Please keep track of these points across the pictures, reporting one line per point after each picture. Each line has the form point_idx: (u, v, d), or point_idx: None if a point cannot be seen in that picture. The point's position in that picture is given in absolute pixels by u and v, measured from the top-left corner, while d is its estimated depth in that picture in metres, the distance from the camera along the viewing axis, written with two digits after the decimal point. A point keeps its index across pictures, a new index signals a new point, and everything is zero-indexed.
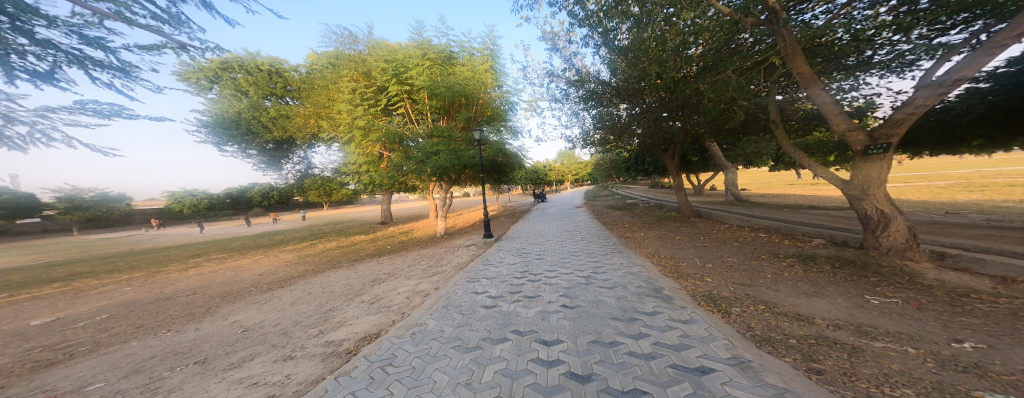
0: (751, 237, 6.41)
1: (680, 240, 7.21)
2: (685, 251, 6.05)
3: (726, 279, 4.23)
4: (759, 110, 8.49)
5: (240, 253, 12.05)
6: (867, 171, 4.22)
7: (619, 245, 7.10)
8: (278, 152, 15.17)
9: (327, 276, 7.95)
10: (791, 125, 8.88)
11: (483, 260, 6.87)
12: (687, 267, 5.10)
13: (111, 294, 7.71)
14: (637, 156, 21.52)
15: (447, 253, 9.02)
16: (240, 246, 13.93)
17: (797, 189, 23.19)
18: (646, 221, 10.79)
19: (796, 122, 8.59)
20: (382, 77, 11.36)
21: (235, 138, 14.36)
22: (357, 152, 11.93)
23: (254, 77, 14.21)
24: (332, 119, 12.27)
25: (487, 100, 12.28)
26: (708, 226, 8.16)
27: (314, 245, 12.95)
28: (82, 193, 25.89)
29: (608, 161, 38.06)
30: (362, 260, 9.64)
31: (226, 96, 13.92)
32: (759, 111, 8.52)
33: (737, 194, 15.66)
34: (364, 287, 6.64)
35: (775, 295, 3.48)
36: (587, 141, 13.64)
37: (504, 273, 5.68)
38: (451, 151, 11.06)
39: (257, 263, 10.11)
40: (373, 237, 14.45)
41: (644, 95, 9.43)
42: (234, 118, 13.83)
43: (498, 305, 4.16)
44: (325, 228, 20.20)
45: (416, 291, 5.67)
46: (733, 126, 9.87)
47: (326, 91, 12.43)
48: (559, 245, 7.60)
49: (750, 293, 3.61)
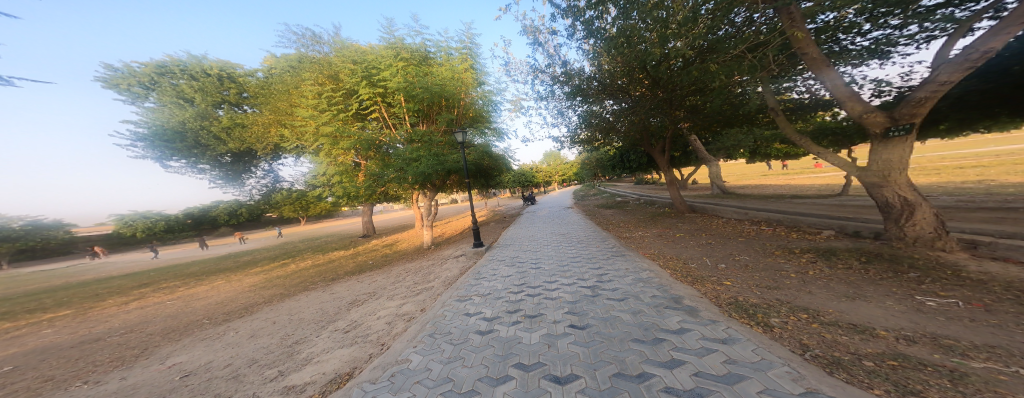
0: (754, 230, 6.09)
1: (681, 238, 6.81)
2: (692, 251, 5.62)
3: (750, 284, 3.79)
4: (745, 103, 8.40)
5: (198, 280, 10.64)
6: (888, 156, 3.91)
7: (619, 247, 6.61)
8: (237, 166, 13.52)
9: (296, 301, 6.95)
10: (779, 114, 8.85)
11: (473, 274, 6.18)
12: (700, 268, 4.66)
13: (25, 339, 6.36)
14: (621, 154, 21.43)
15: (433, 267, 8.22)
16: (199, 271, 12.42)
17: (773, 179, 23.94)
18: (640, 219, 10.42)
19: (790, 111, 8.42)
20: (350, 80, 10.47)
21: (182, 151, 12.59)
22: (328, 161, 10.90)
23: (203, 83, 12.69)
24: (295, 126, 11.12)
25: (468, 101, 11.68)
26: (705, 221, 7.83)
27: (286, 265, 11.71)
28: (10, 222, 22.94)
29: (591, 161, 38.26)
30: (338, 280, 8.66)
31: (168, 104, 12.24)
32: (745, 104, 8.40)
33: (723, 187, 15.70)
34: (339, 312, 5.75)
35: (813, 300, 3.05)
36: (573, 140, 13.24)
37: (498, 288, 5.04)
38: (432, 156, 10.32)
39: (216, 290, 8.87)
40: (353, 253, 13.37)
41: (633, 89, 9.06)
42: (178, 129, 12.13)
43: (495, 331, 3.51)
44: (299, 245, 18.72)
45: (398, 315, 4.89)
46: (718, 119, 9.79)
47: (289, 96, 11.31)
48: (556, 251, 7.03)
49: (785, 300, 3.17)
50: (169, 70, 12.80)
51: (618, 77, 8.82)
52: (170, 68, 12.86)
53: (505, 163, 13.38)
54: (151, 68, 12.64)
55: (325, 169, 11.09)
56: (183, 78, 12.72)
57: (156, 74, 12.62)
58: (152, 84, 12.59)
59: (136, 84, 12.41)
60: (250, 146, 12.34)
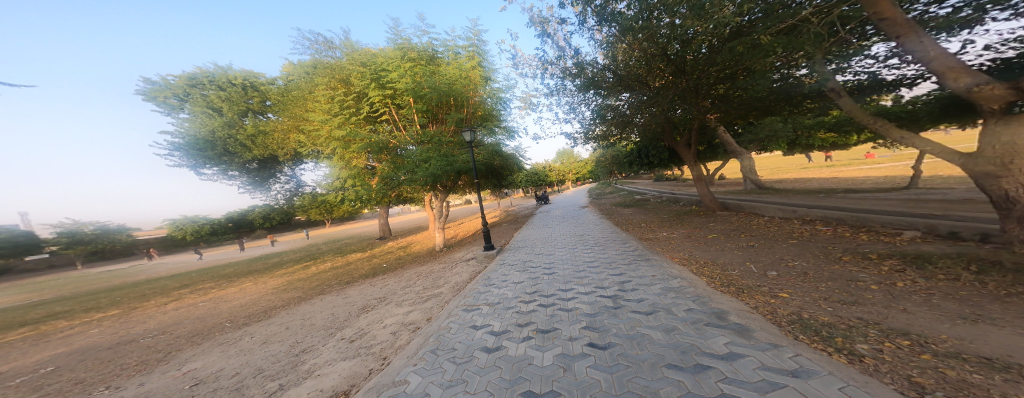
0: (806, 230, 5.22)
1: (714, 239, 6.04)
2: (729, 254, 4.91)
3: (815, 299, 3.09)
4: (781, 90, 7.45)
5: (229, 281, 11.13)
6: (1012, 137, 3.06)
7: (643, 250, 5.98)
8: (263, 172, 14.06)
9: (312, 305, 6.89)
10: (819, 98, 7.86)
11: (484, 280, 5.78)
12: (743, 276, 3.97)
13: (73, 339, 6.74)
14: (641, 149, 20.32)
15: (445, 270, 7.94)
16: (231, 273, 13.03)
17: (814, 172, 21.86)
18: (664, 218, 9.62)
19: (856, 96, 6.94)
20: (361, 83, 10.53)
21: (212, 159, 13.21)
22: (341, 166, 11.04)
23: (229, 93, 13.33)
24: (310, 132, 11.36)
25: (479, 100, 11.46)
26: (740, 220, 6.99)
27: (308, 267, 12.01)
28: (82, 226, 25.74)
29: (610, 158, 36.98)
30: (354, 283, 8.64)
31: (199, 114, 12.90)
32: (782, 90, 7.43)
33: (757, 182, 14.36)
34: (349, 318, 5.55)
35: (923, 327, 2.38)
36: (588, 136, 12.57)
37: (509, 297, 4.62)
38: (442, 157, 10.17)
39: (243, 292, 9.13)
40: (370, 255, 13.56)
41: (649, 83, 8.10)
42: (208, 138, 12.74)
43: (503, 348, 3.07)
44: (323, 247, 19.41)
45: (406, 324, 4.57)
46: (750, 109, 8.84)
47: (305, 102, 11.59)
48: (572, 255, 6.50)
49: (881, 325, 2.48)
50: (200, 82, 13.53)
51: (634, 67, 8.12)
52: (200, 79, 13.58)
53: (517, 162, 12.99)
54: (184, 81, 13.41)
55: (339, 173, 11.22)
56: (212, 89, 13.41)
57: (188, 86, 13.36)
58: (185, 95, 13.38)
59: (172, 96, 13.19)
60: (273, 152, 12.81)
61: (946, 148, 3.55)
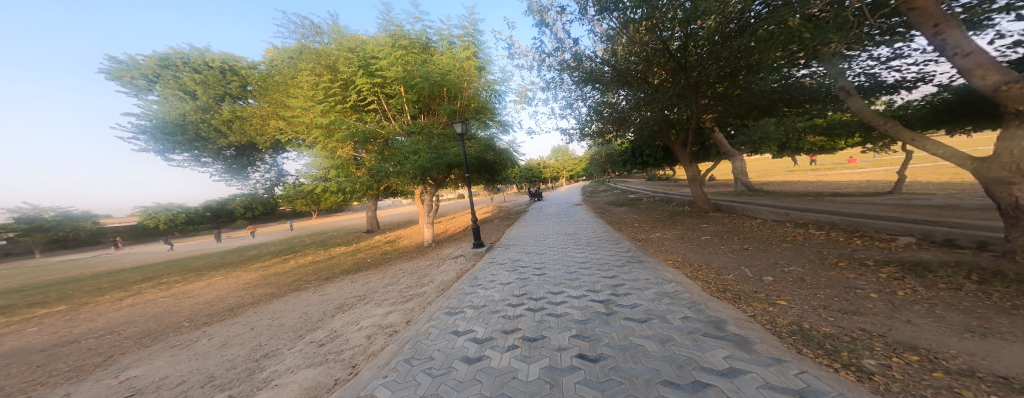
0: (800, 234, 5.14)
1: (707, 241, 5.92)
2: (723, 258, 4.76)
3: (814, 307, 2.92)
4: (782, 89, 7.28)
5: (198, 275, 10.47)
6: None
7: (636, 251, 5.79)
8: (239, 160, 13.23)
9: (283, 303, 6.43)
10: (814, 101, 7.86)
11: (470, 280, 5.49)
12: (738, 281, 3.81)
13: (8, 338, 6.08)
14: (635, 148, 20.25)
15: (431, 268, 7.59)
16: (202, 266, 12.31)
17: (800, 175, 22.32)
18: (657, 218, 9.51)
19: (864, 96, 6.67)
20: (348, 70, 9.99)
21: (182, 144, 12.29)
22: (325, 156, 10.50)
23: (204, 76, 12.31)
24: (291, 121, 10.71)
25: (473, 92, 11.06)
26: (733, 222, 6.90)
27: (286, 261, 11.44)
28: (43, 212, 24.04)
29: (603, 156, 37.02)
30: (332, 279, 8.19)
31: (169, 97, 11.95)
32: (782, 89, 7.27)
33: (748, 183, 14.45)
34: (321, 319, 5.15)
35: (932, 341, 2.19)
36: (583, 133, 12.37)
37: (495, 299, 4.36)
38: (432, 149, 9.77)
39: (210, 287, 8.54)
40: (355, 249, 13.06)
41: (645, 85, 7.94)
42: (178, 121, 11.81)
43: (485, 359, 2.81)
44: (306, 240, 18.68)
45: (380, 328, 4.21)
46: (745, 111, 8.78)
47: (286, 88, 10.90)
48: (563, 255, 6.27)
49: (886, 340, 2.30)
50: (172, 63, 12.54)
51: (633, 63, 7.84)
52: (173, 60, 12.59)
53: (511, 157, 12.66)
54: (155, 61, 12.41)
55: (322, 164, 10.65)
56: (185, 70, 12.40)
57: (160, 67, 12.37)
58: (155, 76, 12.39)
59: (140, 76, 12.17)
60: (250, 139, 12.03)
61: (958, 153, 3.39)
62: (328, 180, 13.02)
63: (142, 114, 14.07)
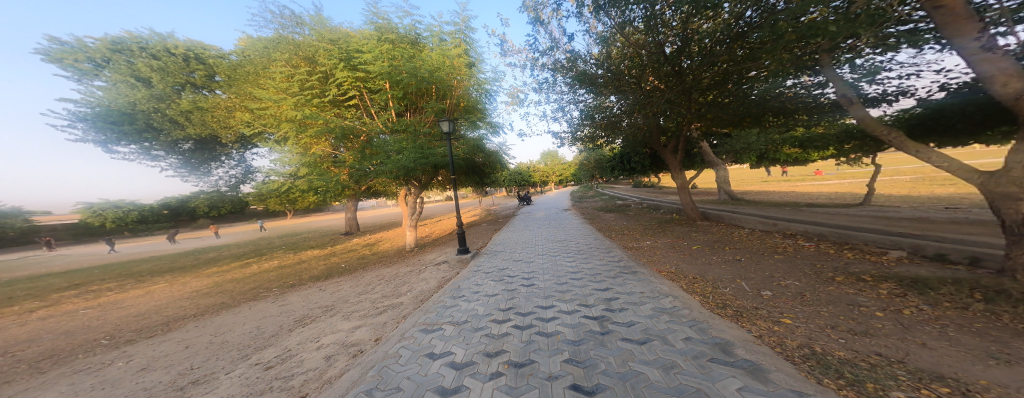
0: (791, 245, 5.07)
1: (699, 251, 5.79)
2: (718, 269, 4.61)
3: (822, 327, 2.74)
4: (769, 101, 7.42)
5: (142, 281, 9.31)
6: None
7: (628, 261, 5.55)
8: (199, 153, 11.94)
9: (234, 315, 5.67)
10: (795, 114, 8.09)
11: (451, 290, 5.03)
12: (738, 295, 3.63)
13: None
14: (622, 155, 20.42)
15: (410, 276, 7.05)
16: (150, 270, 11.03)
17: (776, 185, 23.28)
18: (646, 226, 9.41)
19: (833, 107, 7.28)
20: (327, 63, 9.31)
21: (130, 135, 10.93)
22: (298, 153, 9.68)
23: (163, 62, 10.97)
24: (259, 113, 9.78)
25: (463, 91, 10.64)
26: (722, 231, 6.86)
27: (248, 266, 10.43)
28: None
29: (591, 161, 37.35)
30: (298, 287, 7.43)
31: (120, 83, 10.63)
32: (767, 102, 7.46)
33: (730, 192, 14.80)
34: (275, 334, 4.52)
35: (958, 370, 2.00)
36: (574, 137, 12.24)
37: (478, 314, 3.95)
38: (417, 149, 9.24)
39: (150, 296, 7.53)
40: (329, 252, 12.18)
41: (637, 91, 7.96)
42: (126, 110, 10.43)
43: (463, 390, 2.39)
44: (275, 242, 17.38)
45: (343, 347, 3.68)
46: (731, 122, 8.93)
47: (258, 78, 9.99)
48: (553, 263, 5.95)
49: (909, 367, 2.09)
50: (126, 48, 11.17)
51: (627, 69, 8.16)
52: (127, 45, 11.23)
53: (500, 160, 12.28)
54: (105, 44, 11.03)
55: (292, 162, 9.76)
56: (144, 57, 11.06)
57: (111, 52, 10.99)
58: (105, 61, 11.05)
59: (86, 60, 10.75)
60: (212, 131, 10.78)
61: (962, 165, 3.31)
62: (301, 178, 12.09)
63: (85, 100, 12.38)
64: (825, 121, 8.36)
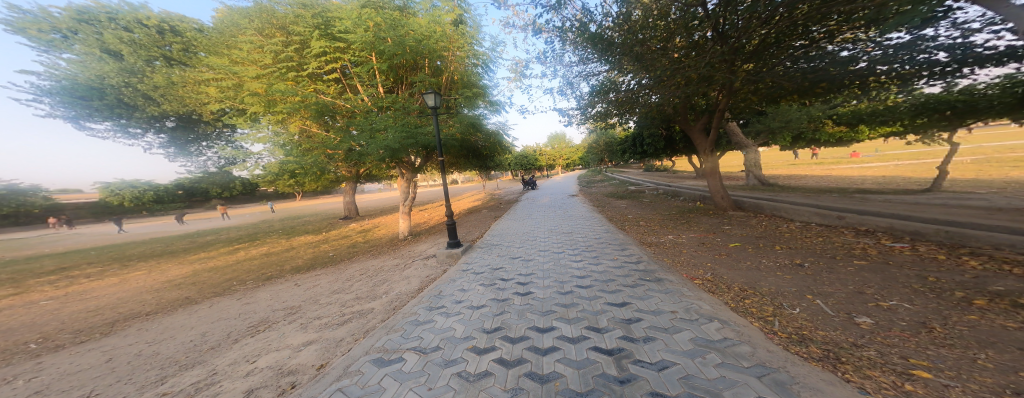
0: (869, 245, 3.84)
1: (740, 250, 4.62)
2: (774, 279, 3.45)
3: (995, 391, 1.58)
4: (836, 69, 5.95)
5: (124, 266, 8.85)
6: None
7: (650, 265, 4.46)
8: (181, 133, 11.25)
9: (188, 314, 4.94)
10: (858, 83, 6.56)
11: (431, 299, 4.10)
12: (817, 321, 2.49)
13: None
14: (635, 137, 18.85)
15: (393, 271, 6.17)
16: (139, 254, 10.64)
17: (806, 168, 21.30)
18: (665, 215, 8.22)
19: (916, 77, 5.82)
20: (301, 31, 8.17)
21: (102, 111, 10.24)
22: (271, 131, 8.69)
23: (135, 35, 10.07)
24: (231, 90, 8.75)
25: (458, 64, 9.38)
26: (763, 225, 5.63)
27: (234, 252, 9.84)
28: None
29: (603, 144, 35.56)
30: (272, 279, 6.69)
31: (89, 57, 9.83)
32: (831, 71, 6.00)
33: (759, 177, 13.26)
34: (214, 348, 3.70)
35: None
36: (585, 116, 10.90)
37: (454, 337, 3.00)
38: (403, 127, 8.21)
39: (121, 285, 6.97)
40: (322, 239, 11.54)
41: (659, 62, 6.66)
42: (94, 84, 9.67)
43: None
44: (275, 225, 16.99)
45: (273, 378, 2.78)
46: (773, 96, 7.45)
47: (226, 50, 8.84)
48: (556, 264, 4.93)
49: None
50: (94, 18, 10.20)
51: (651, 39, 6.80)
52: (94, 14, 10.23)
53: (501, 141, 11.09)
54: (71, 14, 10.06)
55: (266, 145, 8.79)
56: (113, 28, 10.11)
57: (77, 22, 10.04)
58: (73, 32, 10.17)
59: (50, 30, 9.90)
60: (188, 108, 9.94)
61: None
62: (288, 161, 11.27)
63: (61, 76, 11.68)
64: (895, 92, 6.83)
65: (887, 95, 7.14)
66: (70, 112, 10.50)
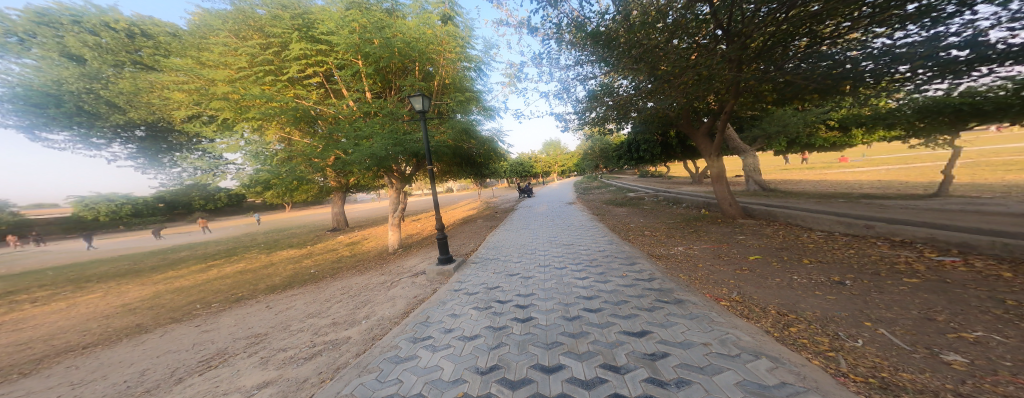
0: (913, 259, 3.42)
1: (763, 264, 4.17)
2: (816, 301, 3.00)
3: None
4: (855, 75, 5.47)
5: (80, 288, 7.99)
6: None
7: (665, 283, 3.98)
8: (151, 143, 10.63)
9: (131, 346, 4.22)
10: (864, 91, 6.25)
11: (417, 327, 3.51)
12: (895, 360, 2.01)
13: None
14: (630, 143, 18.65)
15: (378, 290, 5.56)
16: (101, 273, 9.73)
17: (800, 173, 21.36)
18: (670, 224, 7.79)
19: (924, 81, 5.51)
20: (278, 32, 7.75)
21: (59, 119, 9.52)
22: (239, 139, 7.95)
23: (101, 39, 9.50)
24: (201, 95, 8.15)
25: (450, 68, 9.01)
26: (781, 235, 5.21)
27: (207, 269, 9.05)
28: None
29: (596, 151, 35.56)
30: (241, 300, 5.99)
31: (46, 61, 9.26)
32: (844, 75, 5.56)
33: (760, 182, 12.98)
34: (148, 392, 3.01)
35: None
36: (582, 122, 10.56)
37: (441, 381, 2.42)
38: (390, 133, 7.73)
39: (67, 311, 6.15)
40: (305, 253, 10.79)
41: (657, 66, 6.26)
42: (51, 91, 8.99)
43: None
44: (257, 238, 16.11)
45: None
46: (779, 99, 7.12)
47: (194, 53, 8.29)
48: (559, 282, 4.41)
49: None
50: (56, 22, 9.70)
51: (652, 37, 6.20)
52: (56, 17, 9.76)
53: (495, 148, 10.66)
54: (29, 16, 9.51)
55: (238, 154, 8.12)
56: (74, 31, 9.57)
57: (36, 25, 9.50)
58: (31, 36, 9.54)
59: (5, 34, 9.23)
60: (157, 115, 9.34)
61: None
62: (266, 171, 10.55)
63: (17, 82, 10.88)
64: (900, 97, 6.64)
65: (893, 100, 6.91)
66: (24, 120, 9.71)
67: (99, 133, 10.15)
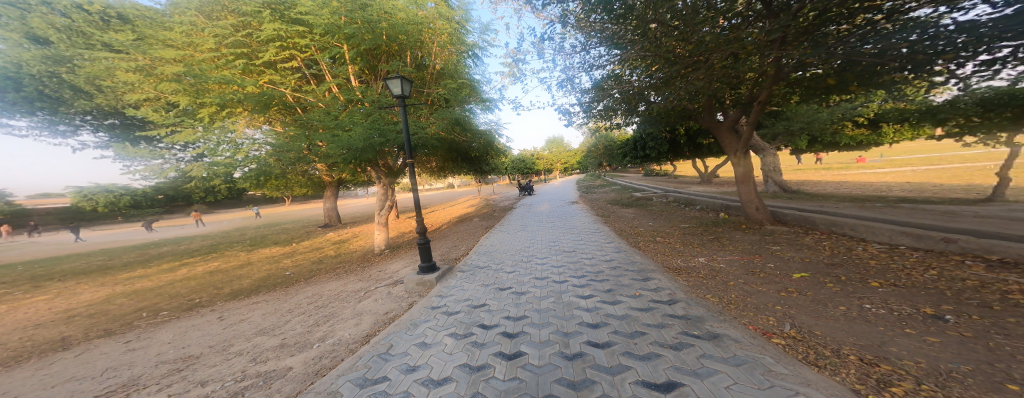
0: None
1: (817, 285, 3.34)
2: (913, 345, 2.20)
3: None
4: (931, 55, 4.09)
5: (37, 287, 7.33)
6: None
7: (692, 307, 3.16)
8: (122, 131, 9.95)
9: (35, 369, 3.48)
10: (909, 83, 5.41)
11: (373, 363, 2.71)
12: None
13: None
14: (637, 140, 17.74)
15: (348, 301, 4.79)
16: (69, 270, 9.09)
17: (817, 174, 20.29)
18: (686, 229, 6.95)
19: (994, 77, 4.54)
20: (250, 11, 7.05)
21: (20, 104, 8.83)
22: (200, 127, 7.17)
23: (66, 19, 8.81)
24: (164, 79, 7.41)
25: (441, 53, 8.24)
26: (827, 247, 4.34)
27: (178, 269, 8.34)
28: None
29: (601, 149, 34.58)
30: (194, 309, 5.23)
31: (8, 42, 8.60)
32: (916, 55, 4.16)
33: (780, 183, 12.03)
34: None
35: None
36: (588, 116, 9.69)
37: None
38: (372, 124, 6.98)
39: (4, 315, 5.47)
40: (289, 252, 10.10)
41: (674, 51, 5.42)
42: (10, 73, 8.31)
43: None
44: (246, 234, 15.48)
45: None
46: (812, 88, 6.16)
47: (154, 31, 7.50)
48: (559, 301, 3.61)
49: None
50: None
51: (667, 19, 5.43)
52: None
53: (492, 142, 9.87)
54: None
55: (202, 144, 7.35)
56: (42, 10, 8.80)
57: None
58: None
59: None
60: (125, 102, 8.63)
61: None
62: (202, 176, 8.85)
63: None
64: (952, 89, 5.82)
65: (938, 92, 6.09)
66: None
67: (64, 121, 9.47)
